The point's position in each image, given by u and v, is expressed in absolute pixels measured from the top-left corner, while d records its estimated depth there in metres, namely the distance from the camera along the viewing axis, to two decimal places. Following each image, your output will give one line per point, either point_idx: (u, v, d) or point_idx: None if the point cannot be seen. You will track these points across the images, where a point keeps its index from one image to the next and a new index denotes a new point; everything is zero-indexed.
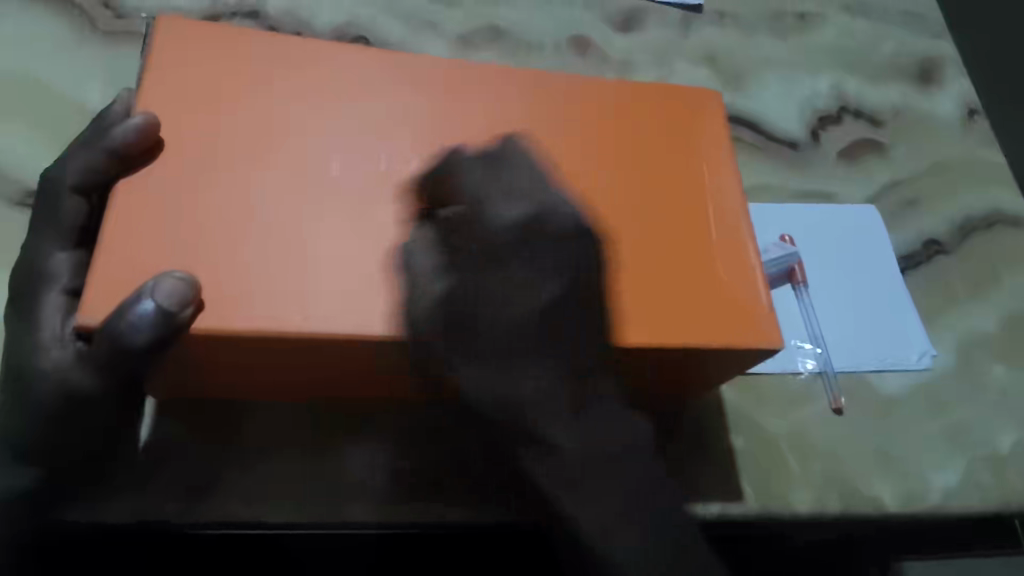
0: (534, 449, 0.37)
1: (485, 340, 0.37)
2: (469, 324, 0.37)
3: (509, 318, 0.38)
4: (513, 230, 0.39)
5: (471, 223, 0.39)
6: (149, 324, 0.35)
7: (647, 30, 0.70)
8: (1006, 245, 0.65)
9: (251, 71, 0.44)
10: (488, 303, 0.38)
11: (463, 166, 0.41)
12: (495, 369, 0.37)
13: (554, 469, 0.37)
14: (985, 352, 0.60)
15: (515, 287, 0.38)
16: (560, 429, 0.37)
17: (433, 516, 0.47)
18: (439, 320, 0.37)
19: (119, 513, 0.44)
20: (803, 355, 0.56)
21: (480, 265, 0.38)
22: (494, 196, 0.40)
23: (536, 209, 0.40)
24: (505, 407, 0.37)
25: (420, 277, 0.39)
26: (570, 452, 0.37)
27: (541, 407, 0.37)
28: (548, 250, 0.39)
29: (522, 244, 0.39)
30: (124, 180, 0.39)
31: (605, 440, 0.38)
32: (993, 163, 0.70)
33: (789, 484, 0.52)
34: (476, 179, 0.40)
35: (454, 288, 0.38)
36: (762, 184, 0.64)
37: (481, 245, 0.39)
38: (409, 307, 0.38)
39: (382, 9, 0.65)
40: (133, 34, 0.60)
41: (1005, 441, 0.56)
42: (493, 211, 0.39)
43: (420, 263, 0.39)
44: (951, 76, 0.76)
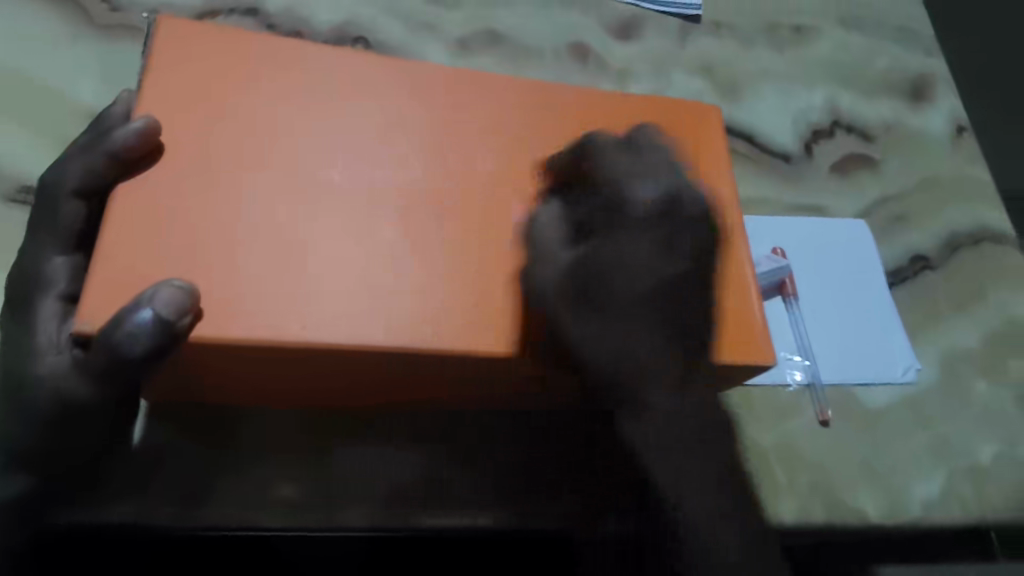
0: (633, 415, 0.43)
1: (607, 303, 0.42)
2: (604, 285, 0.42)
3: (634, 285, 0.42)
4: (657, 210, 0.44)
5: (613, 199, 0.44)
6: (147, 333, 0.35)
7: (645, 39, 0.71)
8: (991, 262, 0.67)
9: (249, 74, 0.43)
10: (618, 263, 0.42)
11: (605, 152, 0.45)
12: (617, 326, 0.42)
13: (651, 434, 0.43)
14: (968, 367, 0.61)
15: (649, 261, 0.43)
16: (662, 396, 0.42)
17: (450, 518, 0.48)
18: (575, 286, 0.41)
19: (119, 516, 0.44)
20: (791, 367, 0.57)
21: (614, 240, 0.43)
22: (632, 175, 0.44)
23: (669, 194, 0.45)
24: (621, 363, 0.42)
25: (552, 245, 0.42)
26: (675, 423, 0.43)
27: (660, 372, 0.42)
28: (676, 236, 0.44)
29: (660, 220, 0.44)
30: (121, 184, 0.39)
31: (694, 420, 0.43)
32: (980, 179, 0.72)
33: (776, 495, 0.53)
34: (619, 163, 0.45)
35: (586, 257, 0.42)
36: (756, 197, 0.65)
37: (617, 224, 0.43)
38: (539, 270, 0.41)
39: (380, 10, 0.65)
40: (128, 29, 0.59)
41: (985, 454, 0.58)
42: (633, 192, 0.44)
43: (550, 234, 0.43)
44: (942, 93, 0.77)
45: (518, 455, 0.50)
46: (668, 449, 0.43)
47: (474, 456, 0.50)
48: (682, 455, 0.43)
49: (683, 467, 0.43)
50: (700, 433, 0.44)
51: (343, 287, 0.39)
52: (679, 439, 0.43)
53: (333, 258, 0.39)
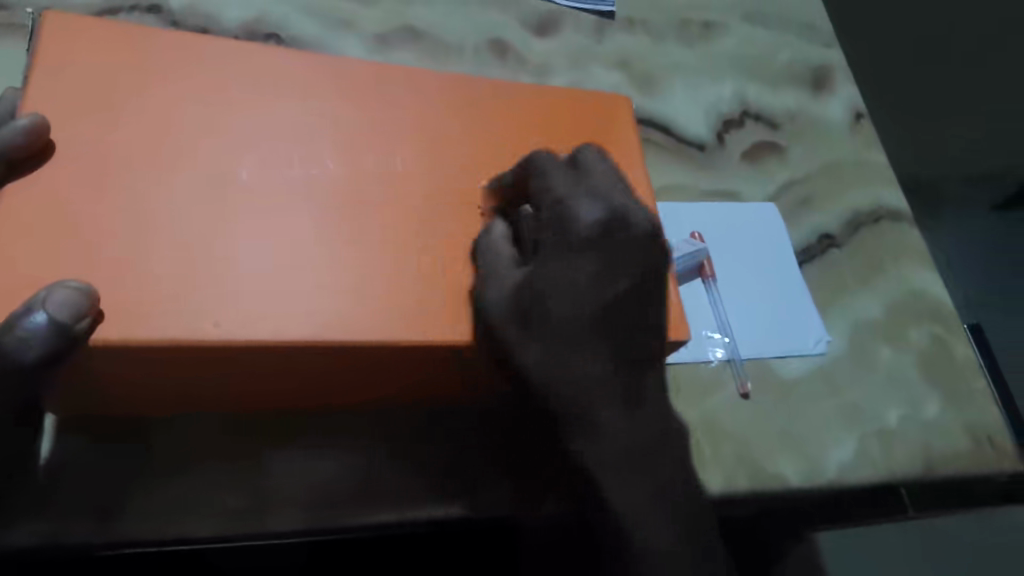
0: (588, 437, 0.39)
1: (551, 325, 0.39)
2: (546, 315, 0.39)
3: (576, 307, 0.39)
4: (596, 230, 0.39)
5: (557, 218, 0.40)
6: (41, 337, 0.33)
7: (562, 34, 0.72)
8: (890, 239, 0.72)
9: (148, 71, 0.42)
10: (559, 286, 0.39)
11: (546, 166, 0.42)
12: (565, 349, 0.39)
13: (601, 445, 0.39)
14: (873, 337, 0.66)
15: (590, 275, 0.39)
16: (612, 413, 0.39)
17: (382, 518, 0.47)
18: (515, 303, 0.39)
19: (24, 537, 0.42)
20: (712, 345, 0.60)
21: (553, 256, 0.39)
22: (576, 195, 0.40)
23: (613, 213, 0.40)
24: (571, 386, 0.39)
25: (502, 265, 0.41)
26: (620, 442, 0.39)
27: (606, 391, 0.39)
28: (620, 253, 0.39)
29: (600, 242, 0.39)
30: (6, 184, 0.37)
31: (647, 432, 0.40)
32: (877, 162, 0.77)
33: (702, 467, 0.55)
34: (557, 179, 0.41)
35: (528, 277, 0.39)
36: (673, 184, 0.67)
37: (563, 239, 0.39)
38: (486, 289, 0.40)
39: (292, 7, 0.64)
40: (14, 28, 0.56)
41: (891, 416, 0.62)
42: (574, 212, 0.39)
43: (504, 253, 0.41)
44: (841, 82, 0.82)
45: (447, 453, 0.50)
46: (613, 465, 0.39)
47: (416, 452, 0.49)
48: (632, 477, 0.40)
49: (629, 483, 0.40)
50: (651, 450, 0.40)
51: (261, 281, 0.38)
52: (626, 454, 0.39)
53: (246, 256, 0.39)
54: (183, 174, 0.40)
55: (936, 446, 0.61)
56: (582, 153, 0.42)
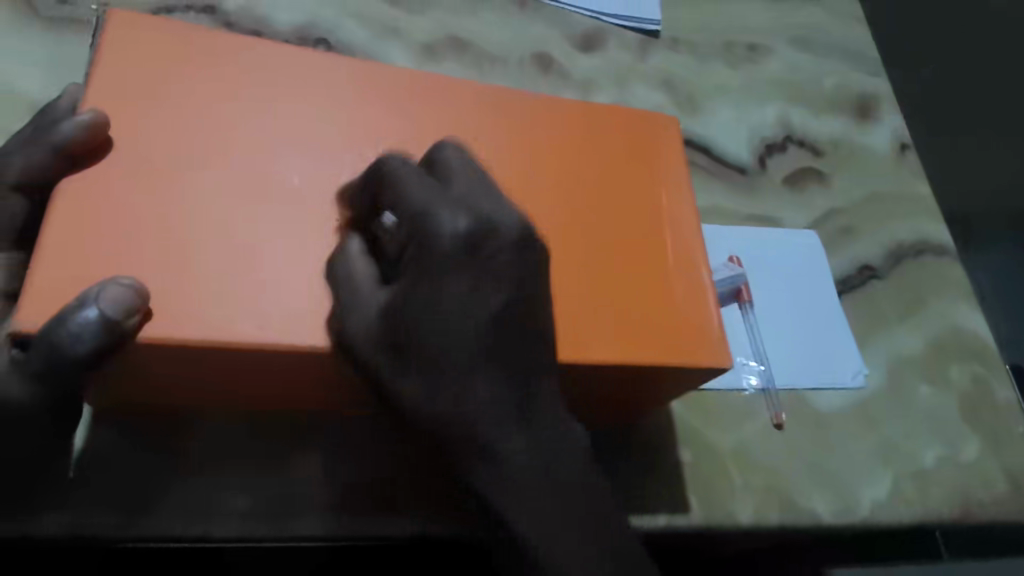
0: (482, 462, 0.36)
1: (423, 348, 0.35)
2: (424, 343, 0.35)
3: (462, 329, 0.35)
4: (461, 241, 0.36)
5: (416, 229, 0.36)
6: (92, 332, 0.33)
7: (607, 52, 0.72)
8: (931, 273, 0.70)
9: (205, 72, 0.42)
10: (447, 308, 0.35)
11: (399, 172, 0.38)
12: (450, 375, 0.35)
13: (497, 476, 0.36)
14: (913, 374, 0.64)
15: (476, 288, 0.36)
16: (505, 435, 0.36)
17: (396, 530, 0.46)
18: (383, 332, 0.35)
19: (50, 527, 0.42)
20: (747, 373, 0.59)
21: (424, 273, 0.35)
22: (437, 204, 0.37)
23: (478, 224, 0.37)
24: (455, 412, 0.35)
25: (360, 284, 0.37)
26: (516, 456, 0.36)
27: (496, 411, 0.36)
28: (492, 264, 0.37)
29: (471, 257, 0.36)
30: (69, 178, 0.37)
31: (549, 451, 0.37)
32: (921, 195, 0.75)
33: (732, 498, 0.54)
34: (418, 189, 0.37)
35: (394, 300, 0.36)
36: (713, 207, 0.66)
37: (423, 253, 0.36)
38: (347, 318, 0.36)
39: (344, 14, 0.64)
40: (77, 22, 0.57)
41: (928, 458, 0.60)
42: (438, 224, 0.36)
43: (360, 269, 0.37)
44: (886, 111, 0.81)
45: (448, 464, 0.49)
46: (517, 493, 0.36)
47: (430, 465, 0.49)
48: (544, 487, 0.37)
49: (540, 506, 0.37)
50: (551, 466, 0.37)
51: (302, 287, 0.38)
52: (527, 477, 0.36)
53: (292, 260, 0.39)
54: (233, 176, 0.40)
55: (975, 490, 0.59)
56: (440, 154, 0.40)
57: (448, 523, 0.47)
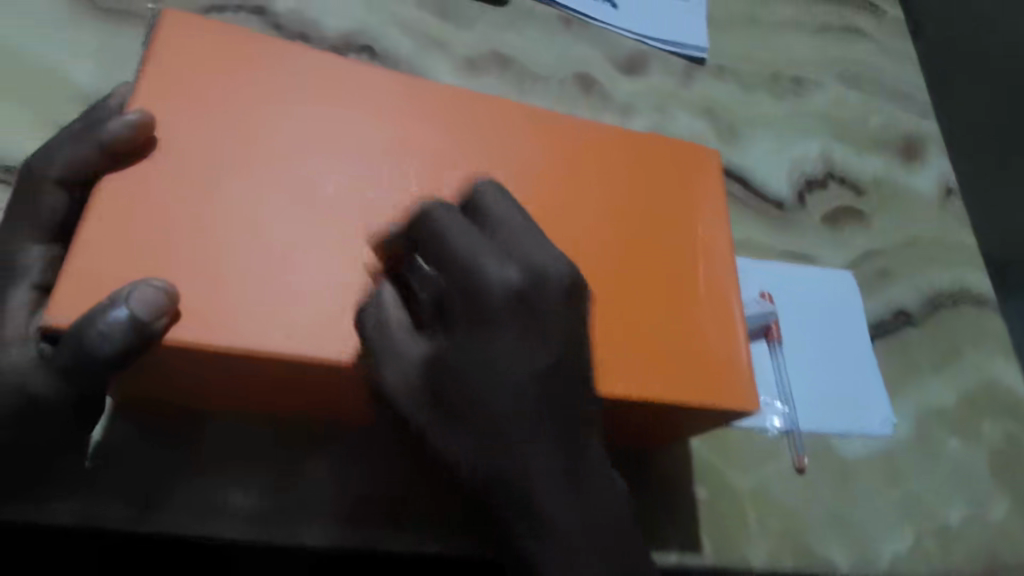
0: (529, 524, 0.34)
1: (465, 410, 0.34)
2: (470, 401, 0.34)
3: (507, 388, 0.34)
4: (510, 294, 0.34)
5: (464, 284, 0.34)
6: (120, 331, 0.33)
7: (649, 75, 0.71)
8: (969, 323, 0.68)
9: (249, 77, 0.43)
10: (494, 363, 0.34)
11: (443, 216, 0.36)
12: (494, 432, 0.34)
13: (546, 544, 0.34)
14: (943, 426, 0.62)
15: (519, 346, 0.34)
16: (552, 497, 0.34)
17: (406, 545, 0.46)
18: (422, 387, 0.35)
19: (62, 515, 0.42)
20: (771, 413, 0.57)
21: (473, 328, 0.34)
22: (485, 254, 0.35)
23: (529, 277, 0.35)
24: (502, 473, 0.34)
25: (396, 337, 0.36)
26: (563, 518, 0.34)
27: (544, 471, 0.34)
28: (541, 319, 0.35)
29: (515, 313, 0.34)
30: (111, 174, 0.38)
31: (595, 510, 0.35)
32: (963, 242, 0.73)
33: (746, 541, 0.52)
34: (463, 236, 0.35)
35: (437, 352, 0.35)
36: (747, 240, 0.65)
37: (469, 307, 0.34)
38: (386, 369, 0.35)
39: (390, 23, 0.65)
40: (131, 17, 0.58)
41: (954, 516, 0.58)
42: (486, 276, 0.34)
43: (396, 318, 0.36)
44: (933, 153, 0.79)
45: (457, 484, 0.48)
46: (565, 556, 0.34)
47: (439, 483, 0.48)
48: (594, 545, 0.35)
49: (591, 570, 0.35)
50: (602, 527, 0.35)
51: (330, 298, 0.38)
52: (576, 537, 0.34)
53: (321, 271, 0.39)
54: (270, 183, 0.40)
55: (1001, 554, 0.57)
56: (480, 194, 0.37)
57: (454, 542, 0.47)
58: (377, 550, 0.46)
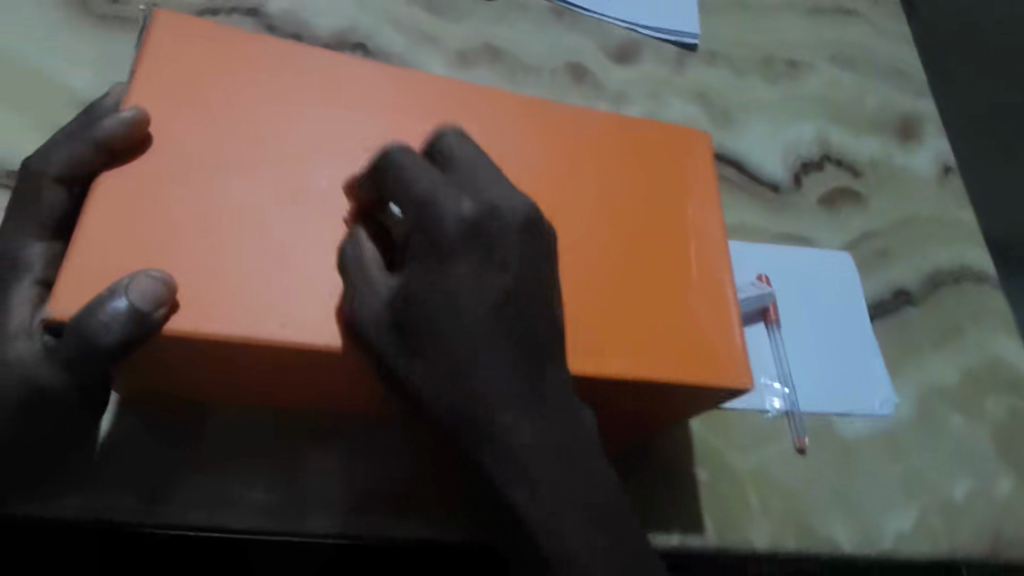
0: (489, 445, 0.35)
1: (427, 337, 0.35)
2: (430, 326, 0.35)
3: (468, 319, 0.35)
4: (465, 225, 0.36)
5: (423, 217, 0.36)
6: (121, 322, 0.34)
7: (642, 64, 0.72)
8: (970, 300, 0.68)
9: (241, 74, 0.43)
10: (455, 291, 0.35)
11: (401, 156, 0.37)
12: (453, 353, 0.35)
13: (507, 464, 0.35)
14: (946, 403, 0.62)
15: (478, 273, 0.36)
16: (515, 421, 0.35)
17: (410, 531, 0.47)
18: (387, 312, 0.36)
19: (72, 510, 0.43)
20: (771, 394, 0.58)
21: (432, 257, 0.36)
22: (443, 191, 0.37)
23: (484, 208, 0.37)
24: (459, 391, 0.35)
25: (369, 271, 0.38)
26: (524, 440, 0.35)
27: (503, 394, 0.35)
28: (497, 251, 0.36)
29: (473, 240, 0.36)
30: (108, 172, 0.39)
31: (559, 435, 0.36)
32: (963, 220, 0.73)
33: (749, 523, 0.52)
34: (420, 173, 0.37)
35: (403, 283, 0.36)
36: (743, 223, 0.65)
37: (428, 237, 0.36)
38: (356, 302, 0.37)
39: (382, 20, 0.66)
40: (127, 22, 0.59)
41: (958, 492, 0.58)
42: (444, 211, 0.36)
43: (366, 254, 0.38)
44: (931, 133, 0.79)
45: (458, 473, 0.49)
46: (528, 475, 0.35)
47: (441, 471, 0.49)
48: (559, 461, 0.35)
49: (553, 489, 0.35)
50: (565, 453, 0.36)
51: (326, 288, 0.39)
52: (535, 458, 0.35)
53: (315, 261, 0.39)
54: (263, 177, 0.41)
55: (1007, 528, 0.57)
56: (445, 140, 0.39)
57: (459, 527, 0.48)
58: (385, 536, 0.46)
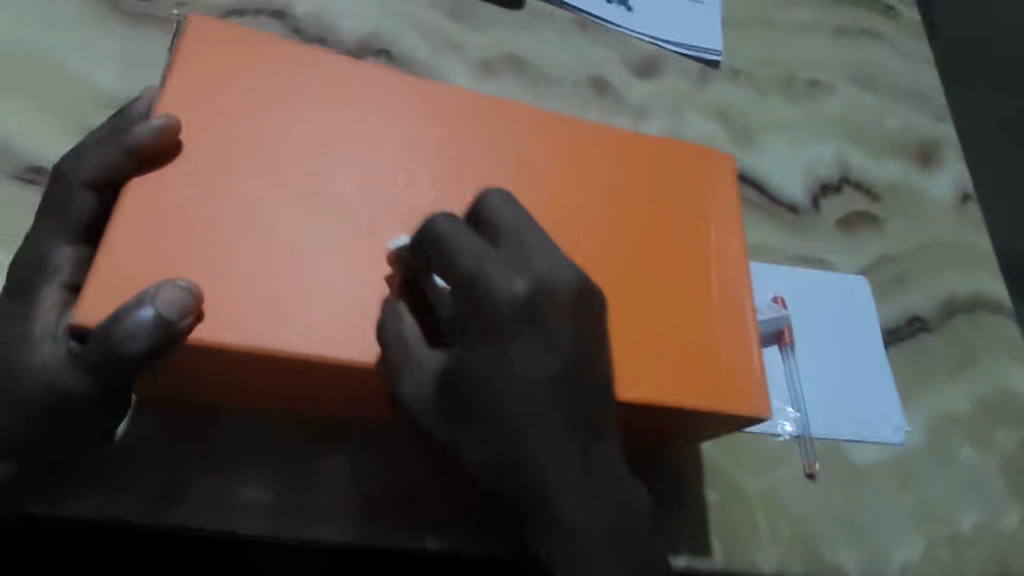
0: (542, 530, 0.36)
1: (477, 424, 0.36)
2: (483, 415, 0.35)
3: (517, 395, 0.35)
4: (518, 308, 0.35)
5: (469, 293, 0.35)
6: (146, 331, 0.34)
7: (664, 79, 0.71)
8: (984, 329, 0.68)
9: (272, 82, 0.44)
10: (507, 373, 0.35)
11: (446, 233, 0.36)
12: (505, 443, 0.35)
13: (563, 548, 0.36)
14: (957, 432, 0.62)
15: (529, 356, 0.35)
16: (568, 505, 0.35)
17: (422, 544, 0.47)
18: (438, 401, 0.36)
19: (84, 510, 0.43)
20: (783, 417, 0.57)
21: (483, 342, 0.35)
22: (493, 266, 0.35)
23: (535, 286, 0.35)
24: (515, 478, 0.35)
25: (412, 347, 0.37)
26: (575, 518, 0.36)
27: (561, 479, 0.35)
28: (551, 331, 0.35)
29: (522, 322, 0.35)
30: (138, 177, 0.39)
31: (606, 508, 0.37)
32: (980, 248, 0.73)
33: (756, 547, 0.52)
34: (468, 245, 0.35)
35: (450, 362, 0.36)
36: (760, 244, 0.65)
37: (481, 324, 0.35)
38: (402, 382, 0.37)
39: (407, 26, 0.66)
40: (154, 20, 0.59)
41: (966, 522, 0.58)
42: (492, 288, 0.35)
43: (410, 332, 0.38)
44: (950, 158, 0.78)
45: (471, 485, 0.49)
46: (583, 556, 0.36)
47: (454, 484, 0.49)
48: (604, 531, 0.36)
49: (603, 562, 0.36)
50: (614, 523, 0.37)
51: (349, 300, 0.39)
52: (589, 536, 0.36)
53: (338, 273, 0.40)
54: (289, 186, 0.41)
55: (1013, 561, 0.57)
56: (485, 203, 0.38)
57: (456, 534, 0.48)
58: (394, 548, 0.47)
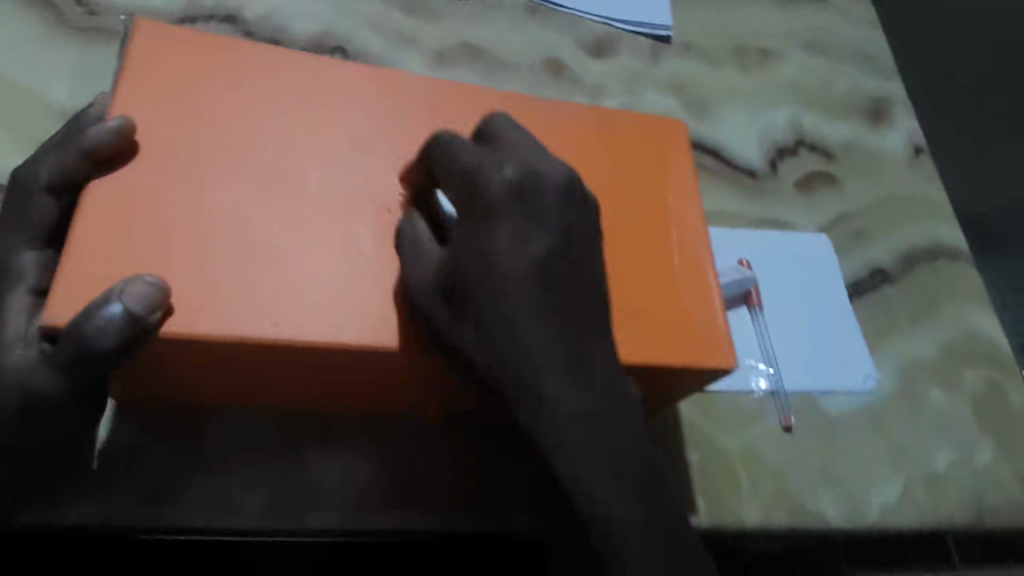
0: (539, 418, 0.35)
1: (474, 308, 0.36)
2: (479, 295, 0.36)
3: (510, 267, 0.36)
4: (512, 190, 0.37)
5: (467, 181, 0.38)
6: (116, 328, 0.35)
7: (617, 57, 0.73)
8: (944, 276, 0.70)
9: (225, 78, 0.44)
10: (496, 255, 0.36)
11: (448, 144, 0.38)
12: (499, 326, 0.35)
13: (556, 438, 0.35)
14: (926, 377, 0.64)
15: (521, 237, 0.36)
16: (564, 393, 0.36)
17: (418, 522, 0.47)
18: (433, 286, 0.38)
19: (76, 514, 0.43)
20: (756, 375, 0.59)
21: (473, 221, 0.37)
22: (486, 162, 0.38)
23: (525, 170, 0.38)
24: (512, 365, 0.35)
25: (421, 245, 0.40)
26: (572, 414, 0.36)
27: (561, 372, 0.36)
28: (541, 214, 0.37)
29: (518, 202, 0.37)
30: (97, 179, 0.39)
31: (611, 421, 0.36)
32: (935, 198, 0.75)
33: (739, 503, 0.54)
34: (464, 151, 0.38)
35: (448, 254, 0.38)
36: (723, 211, 0.67)
37: (471, 204, 0.37)
38: (410, 270, 0.39)
39: (360, 23, 0.66)
40: (104, 32, 0.59)
41: (940, 462, 0.60)
42: (490, 174, 0.37)
43: (421, 232, 0.41)
44: (900, 115, 0.81)
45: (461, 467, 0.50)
46: (580, 451, 0.35)
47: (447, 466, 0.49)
48: (587, 422, 0.36)
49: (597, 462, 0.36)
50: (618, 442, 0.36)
51: (317, 286, 0.40)
52: (584, 433, 0.36)
53: (302, 261, 0.40)
54: (248, 178, 0.41)
55: (988, 495, 0.59)
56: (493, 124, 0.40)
57: (453, 513, 0.48)
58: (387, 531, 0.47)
